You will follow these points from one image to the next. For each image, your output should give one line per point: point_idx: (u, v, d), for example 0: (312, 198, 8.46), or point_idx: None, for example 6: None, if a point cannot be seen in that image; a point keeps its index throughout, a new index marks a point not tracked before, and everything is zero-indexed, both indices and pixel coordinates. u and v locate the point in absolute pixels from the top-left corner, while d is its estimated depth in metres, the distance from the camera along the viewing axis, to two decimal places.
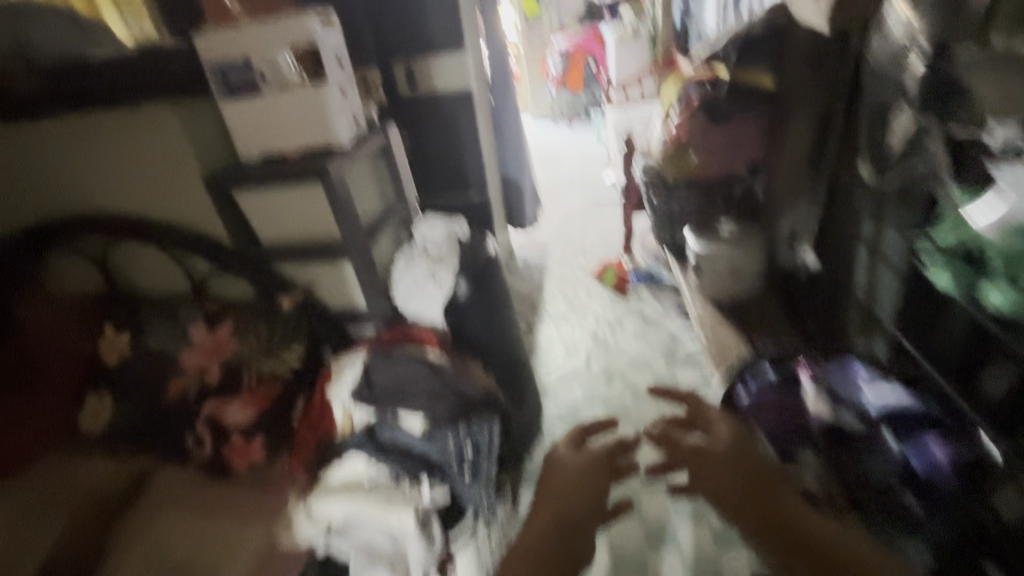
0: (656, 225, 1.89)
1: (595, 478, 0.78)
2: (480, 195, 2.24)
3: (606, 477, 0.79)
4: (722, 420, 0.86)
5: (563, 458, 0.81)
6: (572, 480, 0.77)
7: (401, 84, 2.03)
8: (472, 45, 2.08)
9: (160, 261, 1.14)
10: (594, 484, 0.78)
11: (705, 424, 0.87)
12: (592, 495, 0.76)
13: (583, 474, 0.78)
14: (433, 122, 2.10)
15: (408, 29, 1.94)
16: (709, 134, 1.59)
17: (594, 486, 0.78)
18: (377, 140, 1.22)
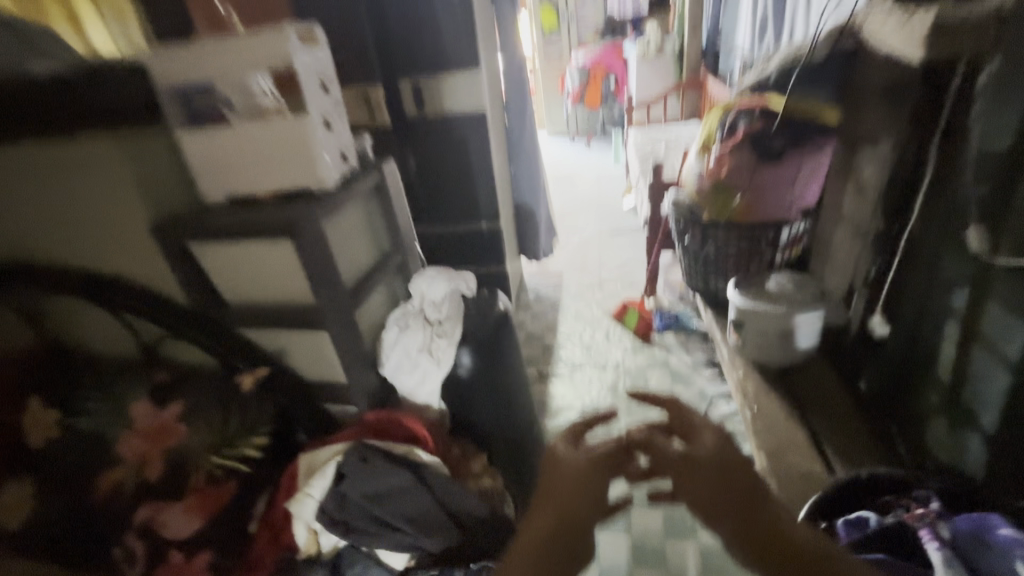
0: (688, 268, 1.67)
1: (598, 482, 0.80)
2: (490, 225, 2.05)
3: (604, 475, 0.81)
4: (707, 427, 0.82)
5: (561, 455, 0.82)
6: (570, 485, 0.78)
7: (407, 104, 1.83)
8: (487, 61, 1.89)
9: (91, 317, 0.79)
10: (592, 486, 0.79)
11: (691, 434, 0.84)
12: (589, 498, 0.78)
13: (579, 475, 0.79)
14: (443, 146, 1.91)
15: (417, 44, 1.74)
16: (755, 176, 1.36)
17: (592, 485, 0.79)
18: (370, 178, 1.02)
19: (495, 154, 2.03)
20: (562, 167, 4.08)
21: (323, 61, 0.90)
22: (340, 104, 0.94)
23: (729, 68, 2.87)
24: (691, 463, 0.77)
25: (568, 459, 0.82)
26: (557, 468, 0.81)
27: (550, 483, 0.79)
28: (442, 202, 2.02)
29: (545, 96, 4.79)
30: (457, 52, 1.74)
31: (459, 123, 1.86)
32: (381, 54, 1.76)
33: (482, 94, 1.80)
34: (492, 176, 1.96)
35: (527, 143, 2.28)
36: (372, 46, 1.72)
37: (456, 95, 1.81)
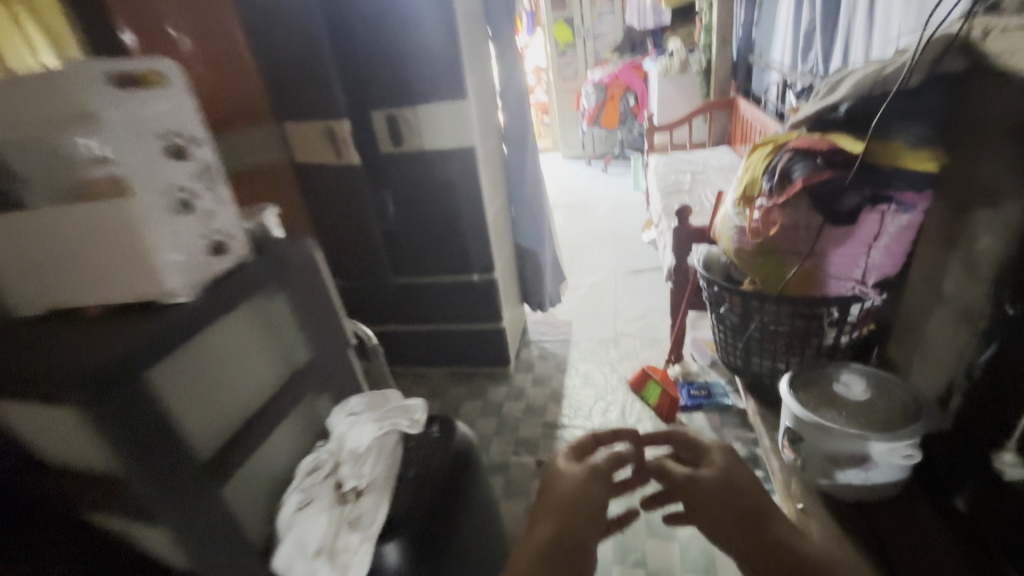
0: (720, 342, 1.33)
1: (592, 493, 0.87)
2: (483, 278, 1.74)
3: (603, 483, 0.89)
4: (715, 448, 0.91)
5: (562, 470, 0.90)
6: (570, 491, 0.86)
7: (381, 138, 1.55)
8: (478, 87, 1.60)
9: None
10: (595, 497, 0.87)
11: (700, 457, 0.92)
12: (589, 508, 0.84)
13: (580, 486, 0.87)
14: (425, 187, 1.61)
15: (391, 70, 1.47)
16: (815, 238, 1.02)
17: (594, 493, 0.87)
18: (268, 273, 0.72)
19: (491, 192, 1.73)
20: (576, 193, 3.76)
21: (176, 114, 0.62)
22: (218, 179, 0.67)
23: (765, 86, 2.53)
24: (694, 484, 0.85)
25: (569, 472, 0.90)
26: (557, 483, 0.89)
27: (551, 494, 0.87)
28: (426, 249, 1.72)
29: (559, 116, 4.50)
30: (438, 78, 1.45)
31: (443, 161, 1.56)
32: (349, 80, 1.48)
33: (470, 125, 1.50)
34: (483, 220, 1.64)
35: (529, 177, 1.97)
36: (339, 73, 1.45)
37: (438, 126, 1.51)
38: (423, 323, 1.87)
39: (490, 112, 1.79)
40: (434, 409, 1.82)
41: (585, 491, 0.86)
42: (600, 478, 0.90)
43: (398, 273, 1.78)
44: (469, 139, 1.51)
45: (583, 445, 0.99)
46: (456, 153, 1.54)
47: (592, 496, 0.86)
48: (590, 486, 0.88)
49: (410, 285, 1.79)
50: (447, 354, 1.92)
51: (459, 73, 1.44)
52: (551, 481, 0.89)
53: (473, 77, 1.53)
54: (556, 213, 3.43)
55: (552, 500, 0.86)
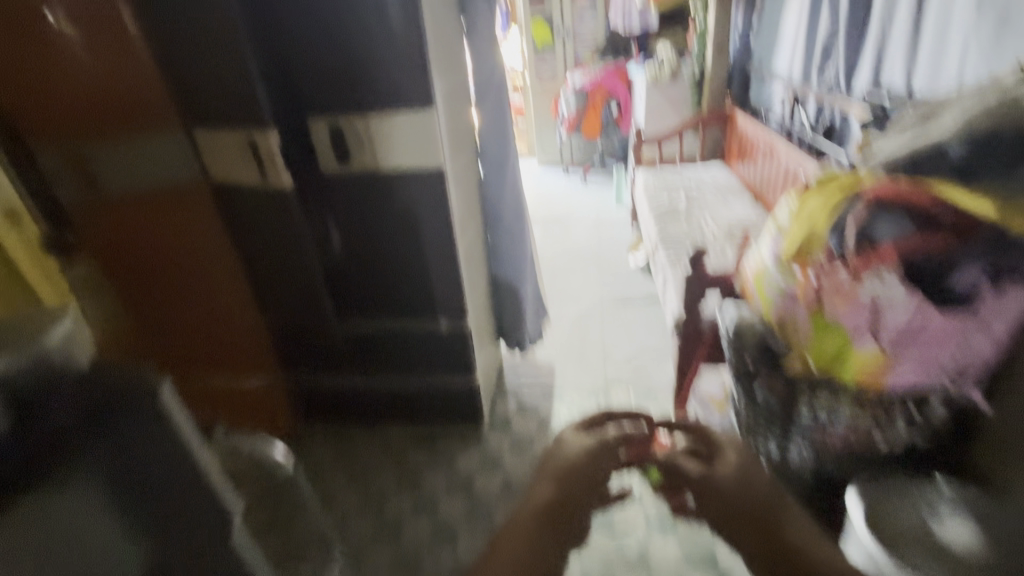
0: (743, 422, 1.07)
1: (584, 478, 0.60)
2: (452, 326, 1.42)
3: (616, 459, 0.65)
4: (731, 445, 0.63)
5: (569, 438, 0.66)
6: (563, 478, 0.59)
7: (324, 155, 1.21)
8: (450, 93, 1.28)
9: None
10: (598, 481, 0.62)
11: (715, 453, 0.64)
12: (581, 489, 0.60)
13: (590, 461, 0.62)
14: (380, 217, 1.29)
15: (337, 69, 1.13)
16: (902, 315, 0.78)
17: (595, 479, 0.62)
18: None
19: (464, 222, 1.42)
20: (553, 206, 3.48)
21: None
22: None
23: (768, 101, 2.31)
24: (712, 485, 0.58)
25: (572, 443, 0.65)
26: (556, 451, 0.64)
27: (547, 465, 0.62)
28: (382, 291, 1.40)
29: (535, 120, 4.20)
30: (398, 82, 1.13)
31: (404, 185, 1.24)
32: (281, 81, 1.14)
33: (440, 143, 1.18)
34: (452, 258, 1.33)
35: (509, 201, 1.66)
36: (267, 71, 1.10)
37: (398, 142, 1.18)
38: (379, 375, 1.54)
39: (464, 124, 1.47)
40: (390, 481, 1.50)
41: (585, 469, 0.61)
42: (614, 452, 0.66)
43: (348, 318, 1.46)
44: (437, 159, 1.19)
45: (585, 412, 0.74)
46: (421, 177, 1.22)
47: (596, 474, 0.62)
48: (598, 459, 0.64)
49: (362, 332, 1.46)
50: (408, 411, 1.60)
51: (425, 77, 1.12)
52: (552, 449, 0.64)
53: (443, 83, 1.21)
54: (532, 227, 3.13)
55: (548, 466, 0.62)
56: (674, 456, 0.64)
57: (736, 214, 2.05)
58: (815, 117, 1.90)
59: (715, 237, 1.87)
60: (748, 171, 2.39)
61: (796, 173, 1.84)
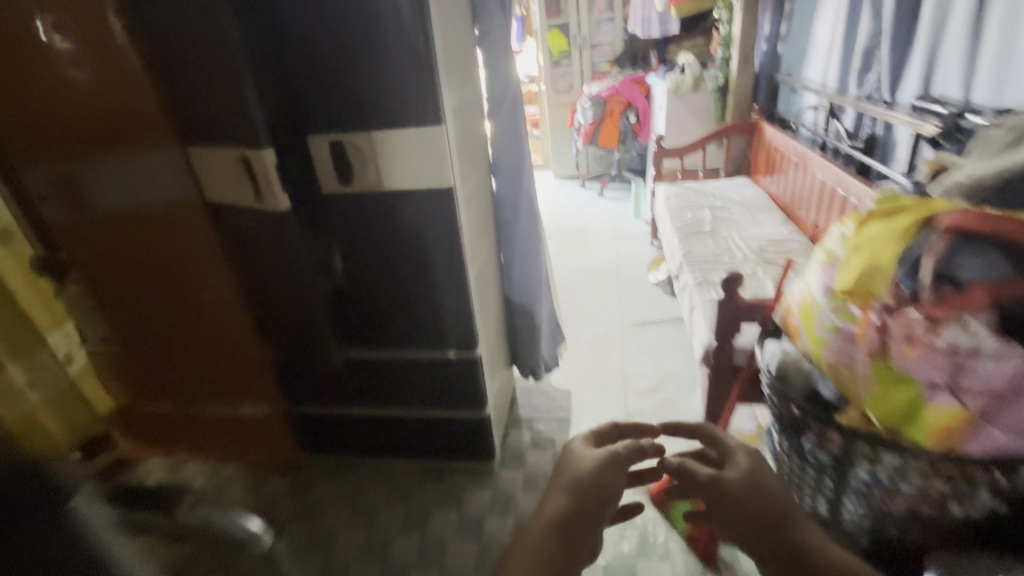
0: (790, 479, 0.94)
1: (612, 478, 0.86)
2: (462, 356, 1.32)
3: (619, 471, 0.87)
4: (741, 447, 0.84)
5: (582, 454, 0.89)
6: (593, 478, 0.85)
7: (325, 175, 1.13)
8: (460, 107, 1.19)
9: None
10: (608, 485, 0.85)
11: (720, 450, 0.87)
12: (605, 490, 0.84)
13: (596, 471, 0.86)
14: (384, 240, 1.20)
15: (338, 81, 1.04)
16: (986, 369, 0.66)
17: (611, 479, 0.86)
18: None
19: (476, 244, 1.32)
20: (569, 219, 3.37)
21: None
22: None
23: (799, 111, 2.18)
24: (718, 486, 0.79)
25: (590, 457, 0.88)
26: (576, 464, 0.88)
27: (568, 473, 0.87)
28: (387, 319, 1.30)
29: (550, 132, 4.12)
30: (404, 96, 1.03)
31: (410, 206, 1.15)
32: (281, 94, 1.05)
33: (449, 162, 1.09)
34: (462, 284, 1.23)
35: (523, 219, 1.57)
36: (269, 85, 1.02)
37: (404, 160, 1.09)
38: (384, 406, 1.45)
39: (476, 138, 1.38)
40: (395, 521, 1.40)
41: (601, 476, 0.85)
42: (618, 466, 0.87)
43: (349, 345, 1.36)
44: (445, 179, 1.10)
45: (602, 432, 0.96)
46: (429, 198, 1.13)
47: (605, 481, 0.85)
48: (608, 470, 0.87)
49: (365, 361, 1.37)
50: (415, 444, 1.51)
51: (433, 90, 1.02)
52: (568, 463, 0.89)
53: (453, 96, 1.12)
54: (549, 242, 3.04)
55: (567, 477, 0.85)
56: (686, 467, 0.83)
57: (765, 232, 1.92)
58: (853, 130, 1.77)
59: (744, 258, 1.75)
60: (778, 185, 2.26)
61: (834, 190, 1.72)
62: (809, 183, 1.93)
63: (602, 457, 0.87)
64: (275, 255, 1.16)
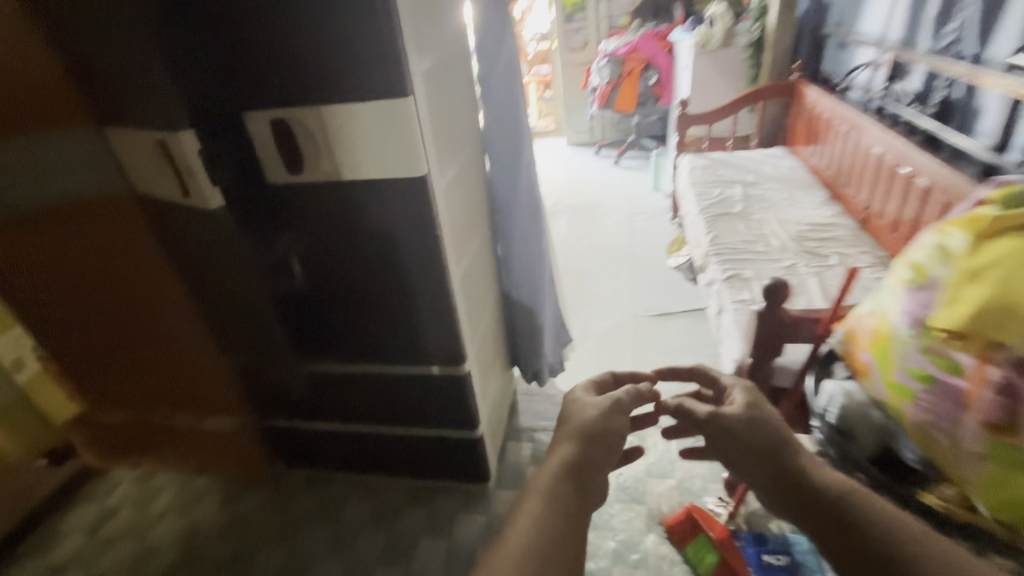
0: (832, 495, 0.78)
1: (610, 421, 0.85)
2: (446, 373, 1.13)
3: (621, 417, 0.87)
4: (737, 387, 0.78)
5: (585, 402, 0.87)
6: (591, 424, 0.84)
7: (270, 161, 0.92)
8: (436, 71, 0.95)
9: None
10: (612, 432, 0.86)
11: (717, 389, 0.82)
12: (604, 437, 0.83)
13: (602, 419, 0.85)
14: (347, 240, 0.99)
15: (271, 41, 0.81)
16: None
17: (612, 425, 0.85)
18: None
19: (463, 241, 1.11)
20: (582, 193, 3.11)
21: None
22: None
23: (849, 70, 1.87)
24: (717, 421, 0.73)
25: (591, 404, 0.88)
26: (577, 411, 0.88)
27: (571, 421, 0.85)
28: (358, 330, 1.11)
29: (563, 95, 3.80)
30: (356, 59, 0.80)
31: (376, 202, 0.93)
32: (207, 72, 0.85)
33: (418, 143, 0.86)
34: (443, 293, 1.02)
35: (521, 205, 1.34)
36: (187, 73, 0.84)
37: (363, 142, 0.87)
38: (362, 422, 1.27)
39: (464, 111, 1.14)
40: (375, 552, 1.25)
41: (602, 422, 0.84)
42: (619, 413, 0.87)
43: (312, 358, 1.19)
44: (417, 168, 0.88)
45: (603, 380, 0.96)
46: (398, 189, 0.91)
47: (608, 426, 0.84)
48: (610, 416, 0.86)
49: (330, 376, 1.20)
50: (395, 461, 1.34)
51: (392, 51, 0.79)
52: (573, 411, 0.87)
53: (424, 59, 0.89)
54: (559, 218, 2.80)
55: (570, 426, 0.85)
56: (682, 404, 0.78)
57: (806, 215, 1.66)
58: (921, 91, 1.47)
59: (781, 247, 1.50)
60: (819, 156, 1.97)
61: (895, 165, 1.43)
62: (860, 155, 1.64)
63: (608, 405, 0.87)
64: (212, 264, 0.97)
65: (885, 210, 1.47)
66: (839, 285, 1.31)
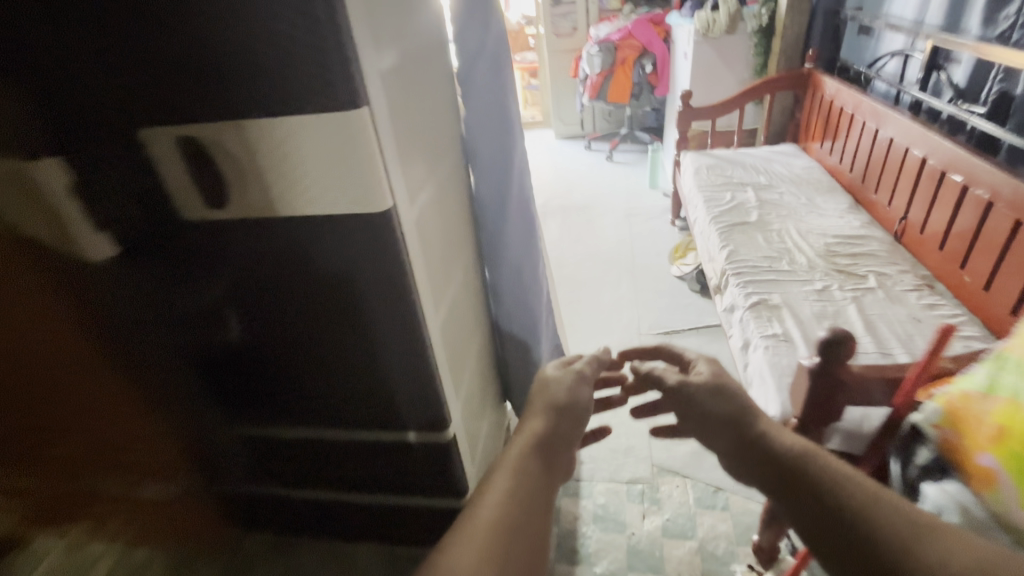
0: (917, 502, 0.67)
1: (577, 394, 0.82)
2: (426, 440, 0.92)
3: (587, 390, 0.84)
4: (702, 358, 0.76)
5: (550, 375, 0.84)
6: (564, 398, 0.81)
7: (181, 192, 0.70)
8: (399, 69, 0.72)
9: None
10: (579, 405, 0.83)
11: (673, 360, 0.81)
12: (575, 412, 0.81)
13: (571, 392, 0.82)
14: (294, 288, 0.78)
15: (163, 34, 0.59)
16: None
17: (579, 398, 0.83)
18: None
19: (440, 280, 0.89)
20: (574, 191, 2.91)
21: None
22: None
23: (874, 58, 1.68)
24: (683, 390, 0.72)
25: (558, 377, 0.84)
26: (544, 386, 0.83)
27: (537, 397, 0.82)
28: (318, 389, 0.90)
29: (550, 83, 3.56)
30: (285, 54, 0.58)
31: (326, 244, 0.72)
32: (58, 83, 0.64)
33: (376, 170, 0.65)
34: (419, 348, 0.82)
35: (514, 227, 1.13)
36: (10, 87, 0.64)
37: (302, 169, 0.65)
38: (328, 487, 1.06)
39: (440, 115, 0.91)
40: None
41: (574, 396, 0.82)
42: (585, 385, 0.84)
43: (268, 420, 0.97)
44: (379, 201, 0.67)
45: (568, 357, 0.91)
46: (353, 228, 0.70)
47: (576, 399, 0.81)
48: (577, 390, 0.83)
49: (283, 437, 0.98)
50: (369, 527, 1.14)
51: (331, 43, 0.57)
52: (538, 386, 0.83)
53: (382, 53, 0.67)
54: (549, 219, 2.61)
55: (542, 401, 0.81)
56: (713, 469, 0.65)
57: (830, 225, 1.48)
58: (966, 87, 1.30)
59: (809, 265, 1.32)
60: (838, 154, 1.78)
61: (941, 172, 1.24)
62: (892, 157, 1.45)
63: (570, 378, 0.84)
64: (111, 310, 0.75)
65: (925, 221, 1.29)
66: (881, 313, 1.13)
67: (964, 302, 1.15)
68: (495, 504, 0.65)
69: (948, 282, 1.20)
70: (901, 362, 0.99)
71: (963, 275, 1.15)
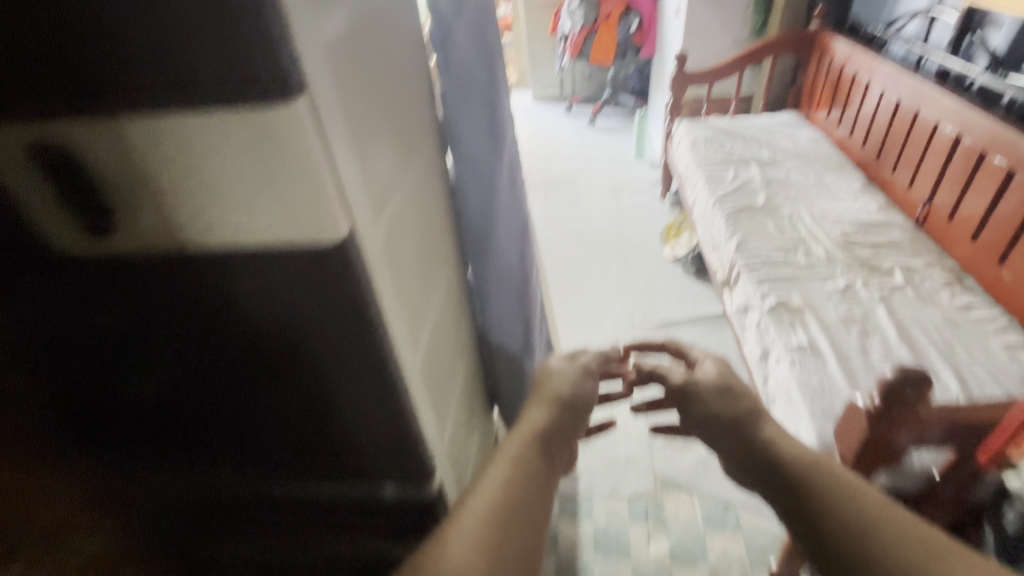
0: None
1: (584, 395, 0.68)
2: (407, 494, 0.77)
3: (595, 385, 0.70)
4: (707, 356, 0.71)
5: (554, 367, 0.70)
6: (568, 392, 0.66)
7: (47, 218, 0.50)
8: (351, 38, 0.52)
9: None
10: (585, 401, 0.68)
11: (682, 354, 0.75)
12: (577, 407, 0.66)
13: (575, 386, 0.68)
14: (227, 334, 0.58)
15: None
16: None
17: (584, 395, 0.68)
18: None
19: (418, 305, 0.72)
20: (555, 161, 2.71)
21: None
22: None
23: (891, 18, 1.51)
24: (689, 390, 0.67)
25: (562, 370, 0.69)
26: (546, 379, 0.68)
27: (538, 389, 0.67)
28: (269, 445, 0.72)
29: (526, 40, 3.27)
30: (173, 15, 0.38)
31: (261, 281, 0.53)
32: None
33: (320, 191, 0.46)
34: (396, 401, 0.66)
35: (504, 224, 0.96)
36: None
37: (217, 187, 0.46)
38: None
39: (410, 96, 0.71)
40: None
41: (579, 392, 0.67)
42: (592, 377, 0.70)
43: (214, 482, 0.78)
44: (336, 229, 0.48)
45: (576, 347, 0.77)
46: (297, 264, 0.51)
47: (580, 392, 0.67)
48: (581, 384, 0.69)
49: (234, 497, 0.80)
50: None
51: (241, 1, 0.37)
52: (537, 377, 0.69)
53: (327, 16, 0.46)
54: (530, 195, 2.42)
55: (543, 392, 0.66)
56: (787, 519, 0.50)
57: (844, 208, 1.36)
58: (1005, 54, 1.13)
59: (827, 257, 1.19)
60: (847, 126, 1.64)
61: (980, 153, 1.11)
62: (915, 133, 1.31)
63: (577, 370, 0.69)
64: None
65: (955, 207, 1.17)
66: (914, 316, 1.01)
67: (999, 301, 1.05)
68: (490, 492, 0.51)
69: (980, 277, 1.10)
70: (944, 378, 0.88)
71: (1001, 273, 1.04)
